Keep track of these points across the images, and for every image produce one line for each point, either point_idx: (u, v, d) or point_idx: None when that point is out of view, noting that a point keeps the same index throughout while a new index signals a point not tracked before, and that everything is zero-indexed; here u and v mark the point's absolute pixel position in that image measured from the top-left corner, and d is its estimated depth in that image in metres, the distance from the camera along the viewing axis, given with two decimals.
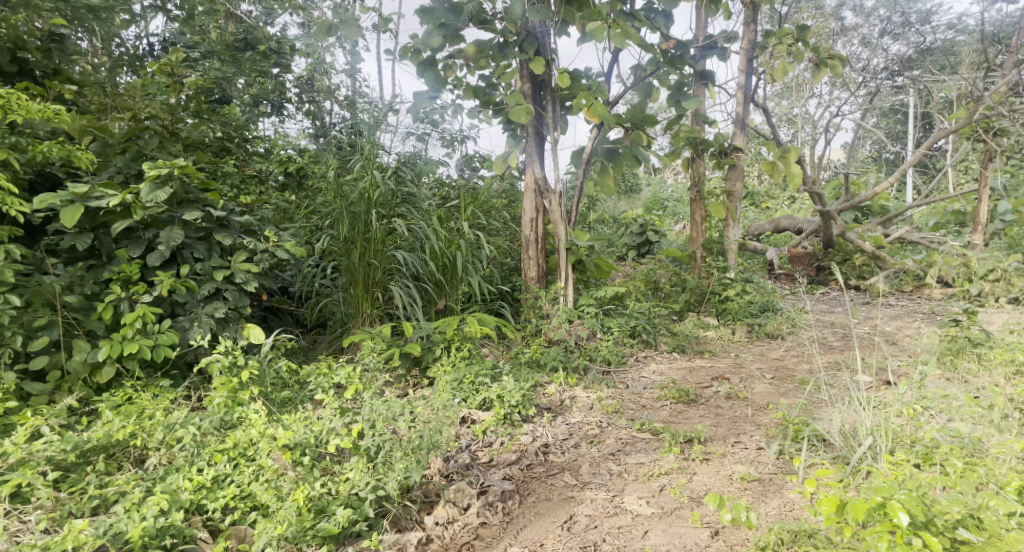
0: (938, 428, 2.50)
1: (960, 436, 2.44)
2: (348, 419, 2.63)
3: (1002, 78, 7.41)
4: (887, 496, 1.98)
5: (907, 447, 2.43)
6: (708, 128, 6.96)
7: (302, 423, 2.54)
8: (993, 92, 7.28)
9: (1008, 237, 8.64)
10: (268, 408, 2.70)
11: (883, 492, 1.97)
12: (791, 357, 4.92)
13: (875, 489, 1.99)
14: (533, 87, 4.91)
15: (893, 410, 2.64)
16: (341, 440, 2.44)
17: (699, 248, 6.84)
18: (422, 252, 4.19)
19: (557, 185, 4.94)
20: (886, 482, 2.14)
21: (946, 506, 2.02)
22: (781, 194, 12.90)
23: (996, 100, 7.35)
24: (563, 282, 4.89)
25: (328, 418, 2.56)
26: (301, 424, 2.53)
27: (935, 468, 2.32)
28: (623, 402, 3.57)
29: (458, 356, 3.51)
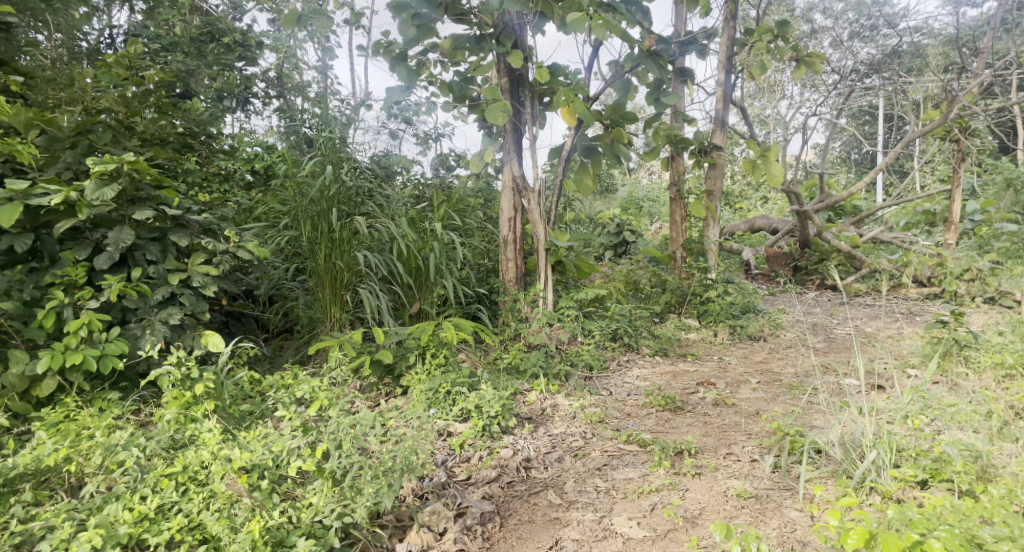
0: (947, 441, 2.34)
1: (971, 450, 2.29)
2: (312, 437, 2.42)
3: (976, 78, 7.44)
4: (925, 535, 1.85)
5: (916, 464, 2.25)
6: (687, 126, 6.85)
7: (260, 443, 2.33)
8: (968, 92, 7.30)
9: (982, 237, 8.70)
10: (224, 426, 2.49)
11: (921, 529, 1.85)
12: (775, 360, 4.81)
13: (913, 528, 1.86)
14: (511, 82, 4.73)
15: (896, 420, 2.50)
16: (303, 463, 2.24)
17: (679, 249, 6.64)
18: (393, 253, 4.00)
19: (536, 182, 4.76)
20: (918, 512, 1.99)
21: (992, 542, 1.83)
22: (755, 194, 12.91)
23: (970, 100, 7.37)
24: (542, 284, 4.72)
25: (289, 437, 2.36)
26: (260, 443, 2.33)
27: (944, 485, 2.17)
28: (607, 410, 3.42)
29: (433, 364, 3.31)
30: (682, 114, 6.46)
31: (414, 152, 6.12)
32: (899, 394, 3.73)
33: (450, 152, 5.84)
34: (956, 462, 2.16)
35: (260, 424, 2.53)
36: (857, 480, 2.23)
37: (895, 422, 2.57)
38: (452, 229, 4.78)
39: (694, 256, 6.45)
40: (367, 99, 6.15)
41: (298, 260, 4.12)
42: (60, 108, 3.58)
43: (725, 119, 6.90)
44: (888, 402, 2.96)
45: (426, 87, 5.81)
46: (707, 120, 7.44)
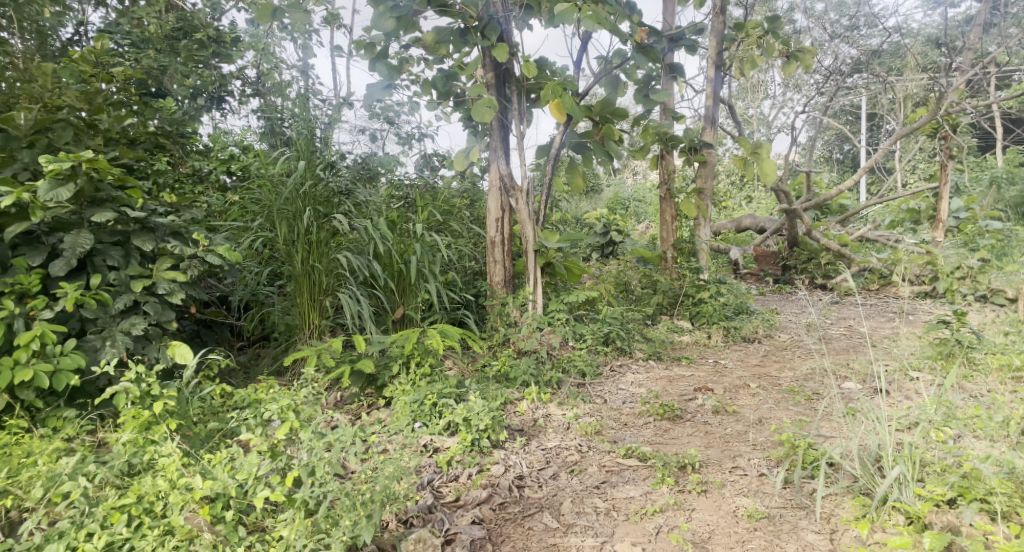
0: (974, 456, 2.18)
1: (1007, 467, 2.12)
2: (283, 462, 2.21)
3: (963, 75, 7.38)
4: None
5: (943, 481, 2.08)
6: (677, 123, 6.70)
7: (225, 469, 2.15)
8: (956, 88, 7.23)
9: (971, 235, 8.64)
10: (187, 449, 2.29)
11: None
12: (772, 363, 4.66)
13: None
14: (497, 77, 4.54)
15: (919, 432, 2.33)
16: (272, 492, 2.07)
17: (670, 248, 6.40)
18: (375, 256, 3.80)
19: (524, 181, 4.58)
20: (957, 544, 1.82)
21: None
22: (739, 193, 12.81)
23: (959, 97, 7.30)
24: (532, 286, 4.54)
25: (257, 463, 2.17)
26: (225, 470, 2.14)
27: (974, 505, 2.01)
28: (602, 420, 3.24)
29: (417, 374, 3.11)
30: (671, 111, 6.30)
31: (397, 153, 5.93)
32: (903, 398, 3.59)
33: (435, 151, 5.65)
34: (992, 481, 1.99)
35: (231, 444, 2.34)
36: (878, 499, 2.09)
37: (916, 435, 2.42)
38: (436, 231, 4.58)
39: (685, 256, 6.29)
40: (348, 97, 5.94)
41: (274, 264, 3.91)
42: (17, 105, 3.34)
43: (715, 117, 6.76)
44: (901, 410, 2.80)
45: (408, 84, 5.61)
46: (696, 118, 7.29)
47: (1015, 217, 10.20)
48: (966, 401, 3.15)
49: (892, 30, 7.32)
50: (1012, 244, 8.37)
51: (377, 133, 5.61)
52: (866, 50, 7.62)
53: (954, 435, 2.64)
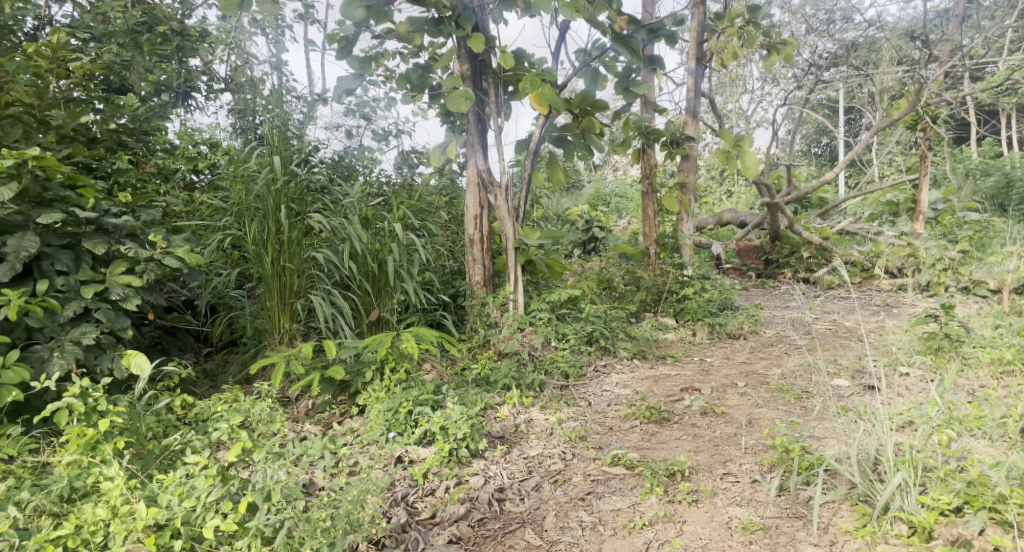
0: (982, 461, 2.07)
1: (1019, 473, 2.02)
2: (236, 485, 2.07)
3: (941, 66, 7.36)
4: None
5: (949, 488, 1.98)
6: (658, 117, 6.58)
7: (173, 494, 2.01)
8: (934, 80, 7.21)
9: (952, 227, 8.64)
10: (136, 471, 2.14)
11: None
12: (759, 360, 4.55)
13: None
14: (473, 69, 4.38)
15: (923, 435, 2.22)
16: (222, 520, 1.93)
17: (652, 244, 6.28)
18: (347, 255, 3.63)
19: (503, 177, 4.43)
20: None
21: None
22: (719, 188, 12.75)
23: (937, 89, 7.29)
24: (512, 285, 4.40)
25: (207, 489, 2.04)
26: (171, 494, 2.01)
27: (983, 514, 1.91)
28: (587, 425, 3.11)
29: (392, 381, 2.95)
30: (652, 104, 6.17)
31: (374, 150, 5.77)
32: (894, 395, 3.50)
33: (412, 148, 5.48)
34: (1004, 489, 1.89)
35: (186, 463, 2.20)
36: (879, 509, 1.99)
37: (917, 439, 2.31)
38: (413, 229, 4.42)
39: (668, 252, 6.17)
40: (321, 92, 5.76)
41: (242, 266, 3.73)
42: None
43: (697, 110, 6.65)
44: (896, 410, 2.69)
45: (383, 78, 5.44)
46: (678, 111, 7.18)
47: (992, 208, 10.24)
48: (959, 398, 3.06)
49: (872, 21, 7.27)
50: (990, 235, 8.37)
51: (352, 129, 5.44)
52: (844, 43, 7.58)
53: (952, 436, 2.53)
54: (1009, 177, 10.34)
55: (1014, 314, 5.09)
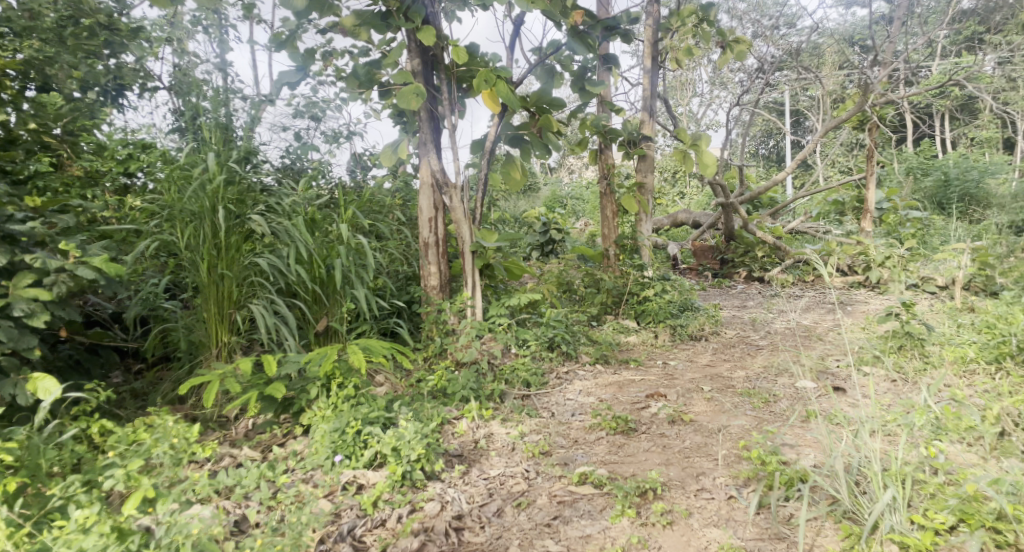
0: (977, 476, 1.99)
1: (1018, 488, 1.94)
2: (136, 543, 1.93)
3: (885, 68, 7.49)
4: None
5: (943, 506, 1.91)
6: (614, 116, 6.46)
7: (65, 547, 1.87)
8: (880, 82, 7.32)
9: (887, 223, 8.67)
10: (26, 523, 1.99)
11: None
12: (722, 362, 4.45)
13: None
14: (424, 63, 4.17)
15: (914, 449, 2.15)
16: None
17: (611, 245, 6.16)
18: (292, 261, 3.36)
19: (457, 177, 4.23)
20: None
21: None
22: (671, 190, 12.79)
23: (883, 91, 7.41)
24: (470, 290, 4.19)
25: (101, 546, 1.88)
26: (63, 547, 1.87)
27: (980, 533, 1.82)
28: (550, 438, 2.93)
29: (340, 397, 2.71)
30: (609, 103, 6.06)
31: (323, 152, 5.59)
32: (858, 396, 3.42)
33: (362, 149, 5.25)
34: (1007, 508, 1.80)
35: (88, 513, 1.95)
36: (870, 530, 1.88)
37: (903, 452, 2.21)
38: (363, 232, 4.17)
39: (628, 253, 6.06)
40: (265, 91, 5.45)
41: (176, 275, 3.44)
42: None
43: (653, 109, 6.57)
44: (872, 416, 2.59)
45: (330, 75, 5.16)
46: (634, 111, 7.09)
47: (932, 207, 10.52)
48: (929, 400, 2.99)
49: (822, 21, 7.32)
50: (931, 231, 8.69)
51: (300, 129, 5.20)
52: (793, 45, 7.64)
53: (928, 442, 2.45)
54: (946, 176, 10.87)
55: (965, 310, 5.13)
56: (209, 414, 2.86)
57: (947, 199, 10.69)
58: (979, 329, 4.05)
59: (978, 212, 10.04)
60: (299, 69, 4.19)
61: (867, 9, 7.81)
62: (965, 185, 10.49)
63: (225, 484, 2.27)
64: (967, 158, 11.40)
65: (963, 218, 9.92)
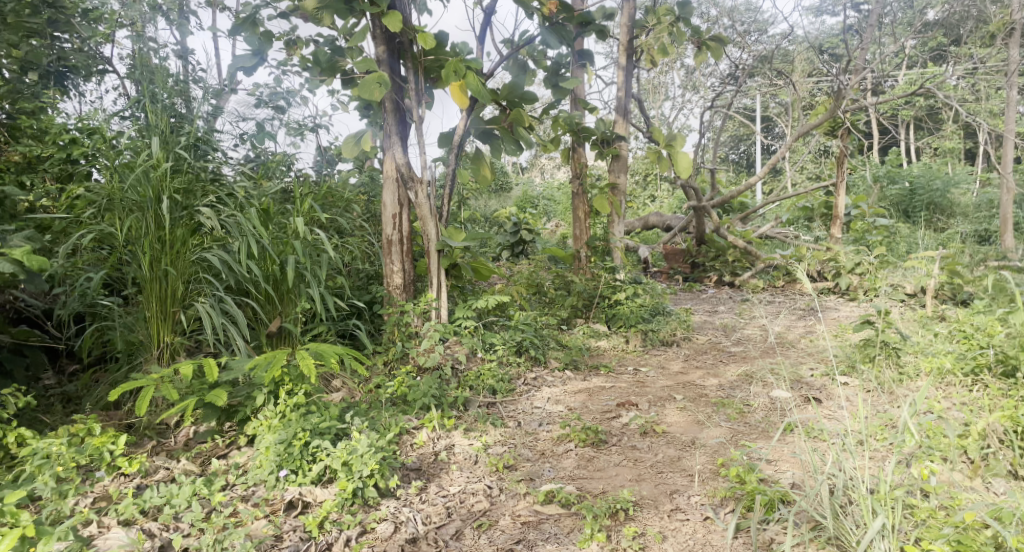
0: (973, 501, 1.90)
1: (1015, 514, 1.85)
2: None
3: (856, 76, 7.49)
4: None
5: (938, 535, 1.80)
6: (587, 115, 6.32)
7: None
8: (851, 89, 7.31)
9: (855, 231, 8.37)
10: None
11: None
12: (694, 369, 4.31)
13: None
14: (390, 51, 3.98)
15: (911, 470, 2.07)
16: None
17: (583, 247, 6.01)
18: (242, 257, 3.13)
19: (423, 172, 4.04)
20: None
21: None
22: (643, 193, 12.73)
23: (853, 98, 7.40)
24: (435, 291, 4.00)
25: None
26: None
27: None
28: (515, 450, 2.76)
29: (289, 404, 2.51)
30: (583, 101, 5.92)
31: (284, 144, 5.40)
32: (834, 408, 3.30)
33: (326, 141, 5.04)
34: (1009, 540, 1.71)
35: None
36: None
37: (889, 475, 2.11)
38: (323, 228, 3.96)
39: (599, 255, 5.91)
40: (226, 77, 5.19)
41: (116, 269, 3.19)
42: None
43: (627, 109, 6.45)
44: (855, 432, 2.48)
45: (294, 62, 4.93)
46: (607, 111, 6.97)
47: (897, 215, 10.63)
48: (909, 414, 2.89)
49: (796, 25, 7.29)
50: (897, 237, 8.74)
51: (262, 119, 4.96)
52: (766, 49, 7.61)
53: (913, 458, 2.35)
54: (911, 185, 11.01)
55: (935, 318, 5.08)
56: (145, 422, 2.64)
57: (912, 207, 10.80)
58: (952, 340, 3.99)
59: (943, 221, 10.16)
60: (256, 54, 3.96)
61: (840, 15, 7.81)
62: (929, 194, 10.59)
63: (153, 503, 2.09)
64: (932, 168, 11.54)
65: (928, 227, 10.04)
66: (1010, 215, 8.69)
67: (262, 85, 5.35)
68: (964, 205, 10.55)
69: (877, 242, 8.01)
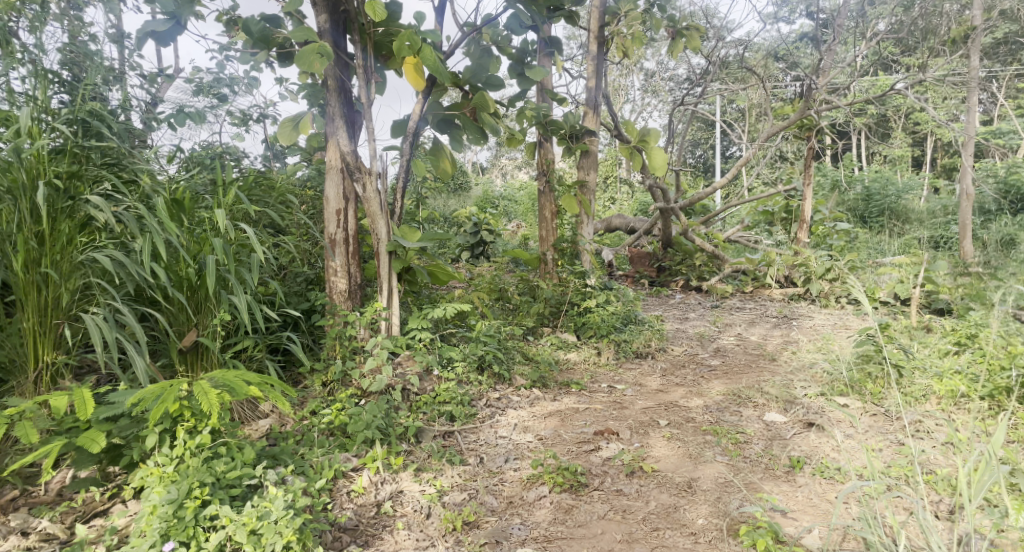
0: None
1: None
2: None
3: (822, 76, 7.20)
4: None
5: None
6: (556, 107, 5.85)
7: None
8: (818, 91, 7.02)
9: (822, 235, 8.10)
10: None
11: None
12: (675, 387, 3.87)
13: None
14: (334, 22, 3.43)
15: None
16: None
17: (549, 249, 5.49)
18: (145, 258, 2.52)
19: (373, 162, 3.51)
20: None
21: None
22: (605, 194, 12.35)
23: (820, 100, 7.12)
24: (385, 299, 3.47)
25: None
26: None
27: None
28: (477, 498, 2.30)
29: (186, 449, 1.96)
30: (551, 92, 5.42)
31: (228, 137, 4.82)
32: (840, 438, 2.88)
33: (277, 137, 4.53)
34: None
35: None
36: None
37: None
38: (255, 223, 3.38)
39: (567, 259, 5.42)
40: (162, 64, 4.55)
41: None
42: None
43: (598, 102, 5.98)
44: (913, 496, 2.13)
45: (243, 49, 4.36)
46: (575, 104, 6.50)
47: (856, 220, 10.47)
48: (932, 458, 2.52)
49: (760, 25, 7.01)
50: (859, 241, 8.52)
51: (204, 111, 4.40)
52: (735, 46, 7.26)
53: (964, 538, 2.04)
54: (866, 191, 10.90)
55: (920, 329, 4.76)
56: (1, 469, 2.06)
57: (869, 212, 10.66)
58: (943, 358, 3.64)
59: (901, 227, 10.04)
60: (173, 17, 3.35)
61: (801, 20, 7.59)
62: (885, 199, 10.47)
63: None
64: (887, 173, 11.47)
65: (887, 232, 9.88)
66: (969, 222, 8.38)
67: (202, 70, 4.74)
68: (920, 210, 10.43)
69: (841, 246, 7.55)
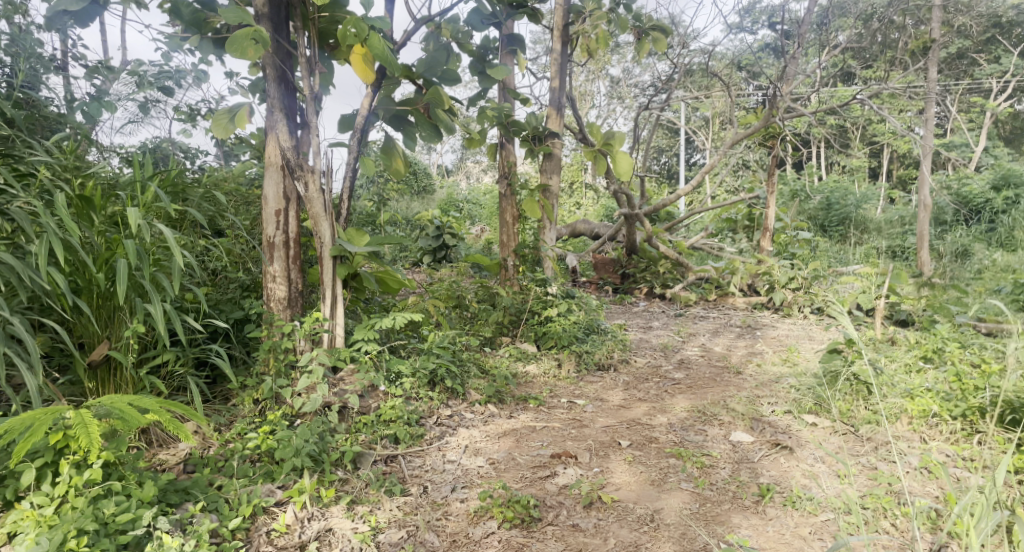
0: None
1: None
2: None
3: (787, 85, 7.10)
4: None
5: None
6: (519, 107, 5.62)
7: None
8: (781, 100, 6.91)
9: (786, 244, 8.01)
10: None
11: None
12: (638, 403, 3.66)
13: None
14: (274, 5, 3.14)
15: None
16: None
17: (510, 255, 5.23)
18: (40, 263, 2.21)
19: (316, 159, 3.23)
20: None
21: None
22: (570, 199, 12.14)
23: (783, 111, 7.02)
24: (327, 308, 3.19)
25: None
26: None
27: None
28: (416, 537, 2.07)
29: (69, 487, 1.70)
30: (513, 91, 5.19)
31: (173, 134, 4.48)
32: (811, 461, 2.71)
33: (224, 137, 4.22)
34: None
35: None
36: None
37: None
38: (184, 223, 3.08)
39: (529, 265, 5.17)
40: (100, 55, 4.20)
41: None
42: None
43: (561, 104, 5.76)
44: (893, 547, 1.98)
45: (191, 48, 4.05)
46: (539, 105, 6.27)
47: (816, 229, 10.46)
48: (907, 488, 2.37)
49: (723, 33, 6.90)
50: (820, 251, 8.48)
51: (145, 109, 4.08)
52: (700, 52, 7.12)
53: None
54: (827, 201, 10.92)
55: (884, 342, 4.64)
56: None
57: (829, 221, 10.66)
58: (910, 374, 3.50)
59: (860, 236, 10.06)
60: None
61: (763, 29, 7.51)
62: (845, 209, 10.50)
63: None
64: (846, 183, 11.53)
65: (847, 242, 9.88)
66: (925, 232, 8.40)
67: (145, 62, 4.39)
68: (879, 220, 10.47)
69: (803, 256, 7.47)
